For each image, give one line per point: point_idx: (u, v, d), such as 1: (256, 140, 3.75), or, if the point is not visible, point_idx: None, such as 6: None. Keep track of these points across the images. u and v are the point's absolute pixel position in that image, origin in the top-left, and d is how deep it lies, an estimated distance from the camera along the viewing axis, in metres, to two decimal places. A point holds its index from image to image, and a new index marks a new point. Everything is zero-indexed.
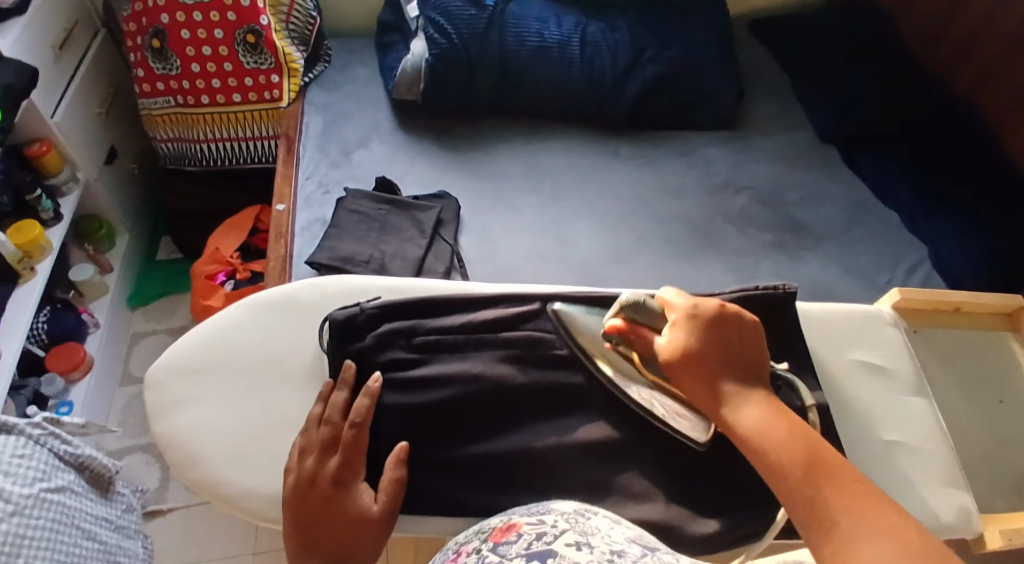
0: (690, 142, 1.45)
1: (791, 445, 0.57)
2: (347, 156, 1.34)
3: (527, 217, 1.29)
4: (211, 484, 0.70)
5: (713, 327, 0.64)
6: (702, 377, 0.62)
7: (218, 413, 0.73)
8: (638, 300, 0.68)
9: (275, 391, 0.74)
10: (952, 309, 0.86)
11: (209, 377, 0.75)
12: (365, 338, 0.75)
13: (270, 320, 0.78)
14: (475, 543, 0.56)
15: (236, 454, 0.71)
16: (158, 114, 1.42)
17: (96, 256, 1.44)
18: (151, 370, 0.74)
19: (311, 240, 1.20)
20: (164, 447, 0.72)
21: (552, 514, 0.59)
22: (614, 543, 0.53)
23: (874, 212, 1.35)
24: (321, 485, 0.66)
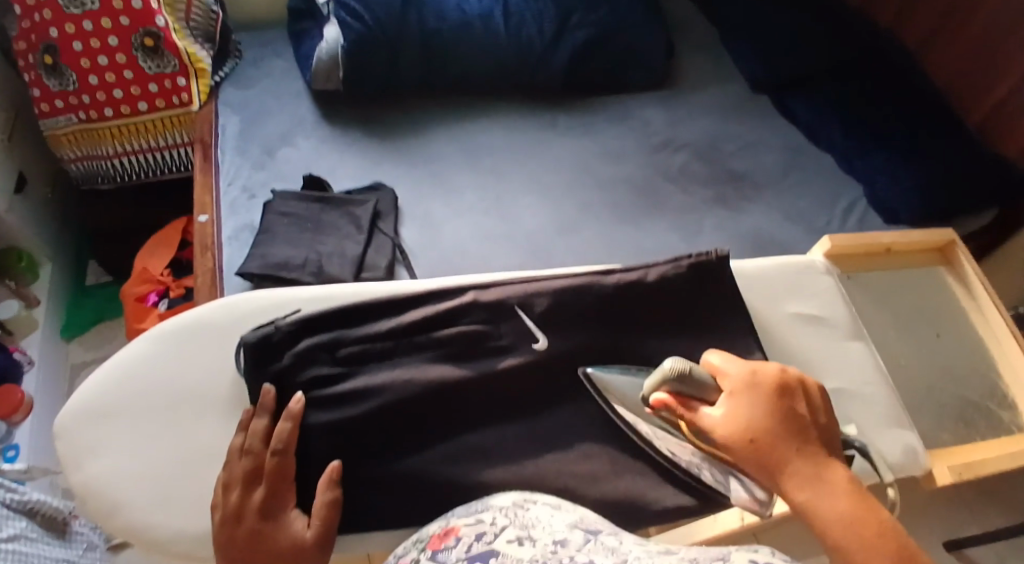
0: (623, 105, 1.43)
1: (864, 528, 0.54)
2: (271, 156, 1.29)
3: (468, 199, 1.26)
4: (136, 530, 0.66)
5: (775, 400, 0.62)
6: (774, 451, 0.60)
7: (134, 454, 0.69)
8: (688, 370, 0.64)
9: (194, 422, 0.70)
10: (883, 249, 0.85)
11: (123, 417, 0.70)
12: (285, 356, 0.70)
13: (183, 348, 0.73)
14: (416, 553, 0.58)
15: (161, 496, 0.67)
16: (63, 134, 1.32)
17: (20, 290, 1.37)
18: (59, 418, 0.69)
19: (241, 249, 1.15)
20: (82, 498, 0.68)
21: (490, 512, 0.60)
22: (557, 532, 0.55)
23: (809, 156, 1.35)
24: (248, 523, 0.62)
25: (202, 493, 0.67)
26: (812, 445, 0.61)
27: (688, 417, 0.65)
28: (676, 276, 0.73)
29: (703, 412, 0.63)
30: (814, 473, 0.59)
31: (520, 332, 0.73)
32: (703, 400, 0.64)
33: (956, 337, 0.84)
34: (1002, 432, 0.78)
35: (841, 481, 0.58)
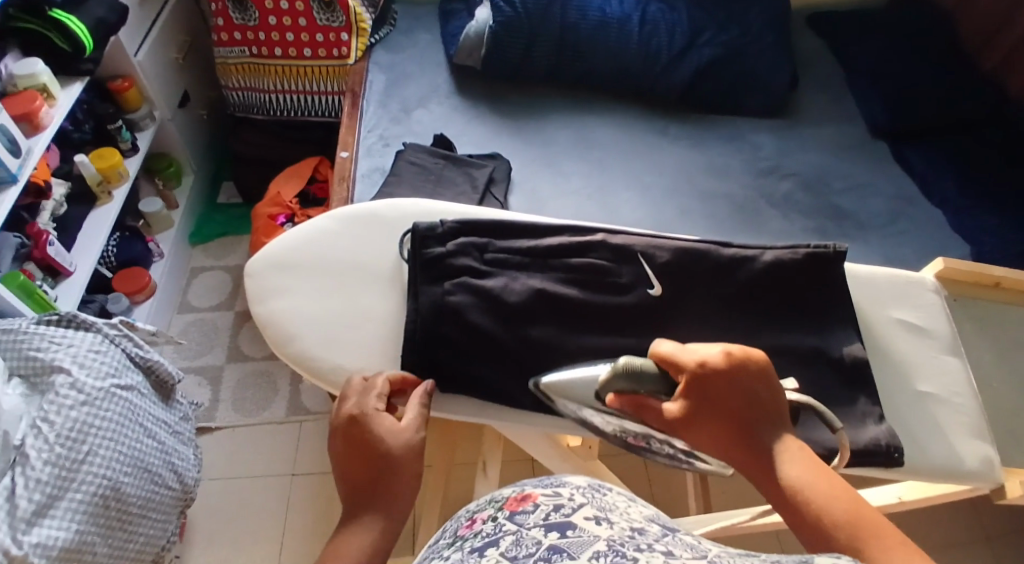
0: (739, 128, 1.48)
1: (834, 496, 0.53)
2: (407, 114, 1.39)
3: (575, 184, 1.33)
4: (304, 361, 0.69)
5: (733, 385, 0.59)
6: (740, 425, 0.59)
7: (311, 300, 0.72)
8: (638, 367, 0.62)
9: (365, 285, 0.73)
10: (992, 283, 0.88)
11: (303, 269, 0.74)
12: (443, 245, 0.74)
13: (363, 222, 0.77)
14: (490, 511, 0.52)
15: (329, 336, 0.70)
16: (233, 64, 1.49)
17: (165, 192, 1.53)
18: (251, 261, 0.74)
19: (371, 187, 1.26)
20: (261, 327, 0.72)
21: (567, 486, 0.54)
22: (633, 520, 0.50)
23: (919, 207, 1.35)
24: (369, 421, 0.60)
25: (363, 343, 0.70)
26: (769, 421, 0.59)
27: (644, 411, 0.61)
28: (791, 260, 0.75)
29: (660, 407, 0.61)
30: (772, 440, 0.58)
31: (642, 277, 0.74)
32: (658, 395, 0.61)
33: None
34: None
35: (796, 445, 0.58)
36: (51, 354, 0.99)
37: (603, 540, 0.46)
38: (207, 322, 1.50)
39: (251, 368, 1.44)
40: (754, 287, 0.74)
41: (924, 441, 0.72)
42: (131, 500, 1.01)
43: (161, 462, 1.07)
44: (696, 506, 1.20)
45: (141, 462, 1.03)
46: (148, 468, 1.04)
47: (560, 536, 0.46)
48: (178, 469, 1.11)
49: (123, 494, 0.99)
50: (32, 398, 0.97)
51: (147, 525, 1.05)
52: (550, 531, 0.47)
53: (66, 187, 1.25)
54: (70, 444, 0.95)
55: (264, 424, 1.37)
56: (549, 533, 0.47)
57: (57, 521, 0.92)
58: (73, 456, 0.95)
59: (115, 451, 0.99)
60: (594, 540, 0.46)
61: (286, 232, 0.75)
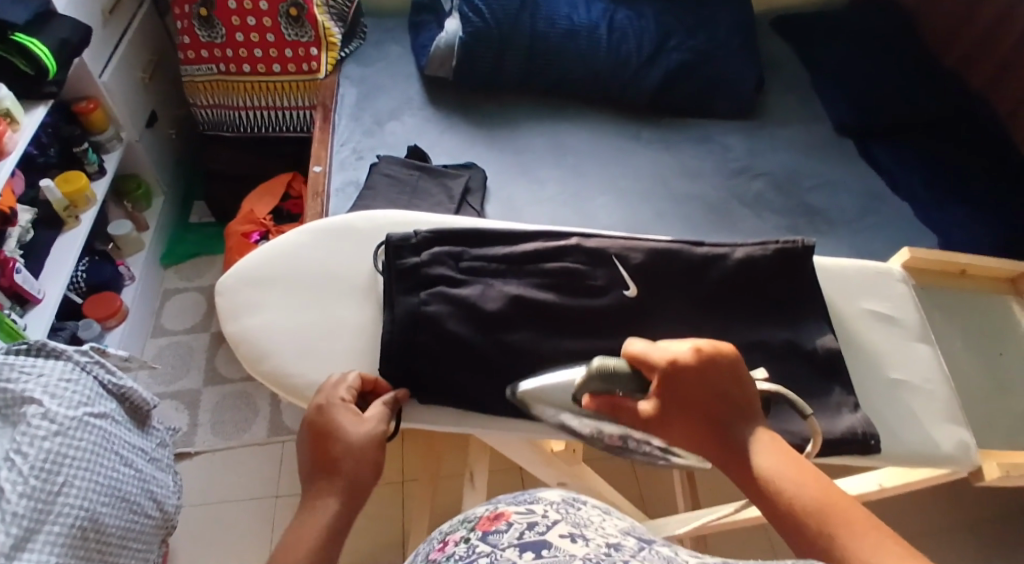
0: (709, 130, 1.49)
1: (805, 486, 0.54)
2: (380, 126, 1.39)
3: (550, 190, 1.34)
4: (281, 377, 0.68)
5: (704, 380, 0.60)
6: (713, 419, 0.59)
7: (285, 315, 0.71)
8: (610, 367, 0.62)
9: (339, 297, 0.72)
10: (958, 271, 0.90)
11: (277, 284, 0.73)
12: (418, 255, 0.73)
13: (336, 234, 0.76)
14: (463, 532, 0.52)
15: (306, 351, 0.69)
16: (200, 81, 1.48)
17: (134, 214, 1.51)
18: (224, 278, 0.73)
19: (346, 201, 1.25)
20: (235, 345, 0.71)
21: (541, 502, 0.54)
22: (609, 535, 0.50)
23: (887, 201, 1.38)
24: (327, 411, 0.61)
25: (340, 356, 0.69)
26: (738, 415, 0.60)
27: (620, 411, 0.62)
28: (763, 256, 0.76)
29: (635, 406, 0.61)
30: (744, 431, 0.59)
31: (619, 279, 0.74)
32: (633, 395, 0.62)
33: (1013, 359, 0.87)
34: None
35: (766, 433, 0.59)
36: (22, 386, 0.97)
37: (579, 560, 0.46)
38: (182, 344, 1.48)
39: (231, 390, 1.42)
40: (731, 285, 0.75)
41: (901, 429, 0.73)
42: (110, 531, 0.99)
43: (140, 490, 1.06)
44: (682, 506, 1.21)
45: (120, 491, 1.01)
46: (126, 497, 1.03)
47: (534, 557, 0.47)
48: (157, 496, 1.09)
49: (101, 525, 0.97)
50: (4, 430, 0.95)
51: (128, 555, 1.03)
52: (524, 551, 0.47)
53: (33, 212, 1.23)
54: (45, 476, 0.93)
55: (245, 445, 1.36)
56: (523, 554, 0.47)
57: (36, 553, 0.89)
58: (48, 488, 0.93)
59: (91, 482, 0.98)
60: (569, 560, 0.46)
61: (257, 248, 0.74)
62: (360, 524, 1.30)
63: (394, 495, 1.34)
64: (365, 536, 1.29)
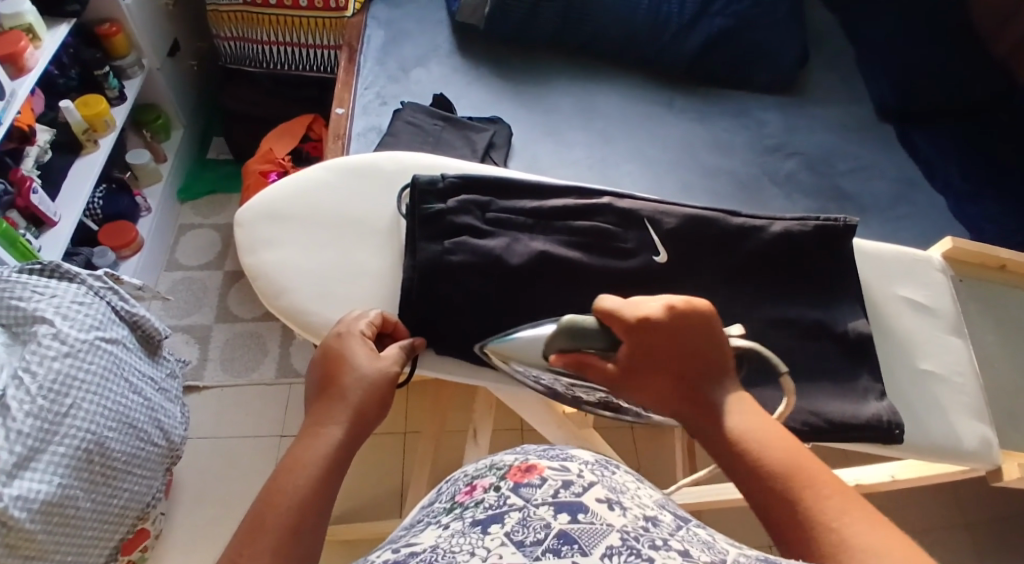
0: (745, 103, 1.45)
1: (775, 452, 0.51)
2: (406, 73, 1.35)
3: (577, 153, 1.31)
4: (296, 315, 0.65)
5: (675, 338, 0.57)
6: (684, 377, 0.57)
7: (304, 252, 0.67)
8: (578, 325, 0.59)
9: (360, 238, 0.68)
10: (998, 265, 0.85)
11: (297, 219, 0.69)
12: (444, 201, 0.69)
13: (360, 172, 0.72)
14: (492, 479, 0.52)
15: (323, 290, 0.66)
16: (224, 12, 1.43)
17: (152, 144, 1.49)
18: (243, 209, 0.69)
19: (367, 146, 1.22)
20: (250, 279, 0.67)
21: (575, 462, 0.53)
22: (646, 507, 0.49)
23: (922, 191, 1.34)
24: (343, 341, 0.57)
25: (358, 300, 0.65)
26: (710, 375, 0.57)
27: (586, 369, 0.59)
28: (801, 232, 0.73)
29: (602, 364, 0.59)
30: (716, 393, 0.56)
31: (648, 244, 0.71)
32: (599, 352, 0.59)
33: None
34: None
35: (738, 398, 0.56)
36: (34, 304, 0.96)
37: (617, 531, 0.44)
38: (194, 280, 1.47)
39: (241, 329, 1.41)
40: (762, 259, 0.72)
41: (925, 422, 0.71)
42: (115, 455, 0.99)
43: (147, 418, 1.05)
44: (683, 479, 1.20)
45: (127, 418, 1.01)
46: (133, 423, 1.02)
47: (571, 521, 0.45)
48: (164, 426, 1.09)
49: (107, 449, 0.97)
50: (14, 348, 0.95)
51: (132, 480, 1.03)
52: (560, 513, 0.45)
53: (52, 132, 1.21)
54: (53, 396, 0.92)
55: (253, 384, 1.35)
56: (559, 515, 0.45)
57: (38, 474, 0.90)
58: (55, 408, 0.92)
59: (99, 405, 0.97)
60: (607, 530, 0.44)
61: (279, 180, 0.70)
62: (362, 472, 1.30)
63: (396, 445, 1.33)
64: (367, 485, 1.29)
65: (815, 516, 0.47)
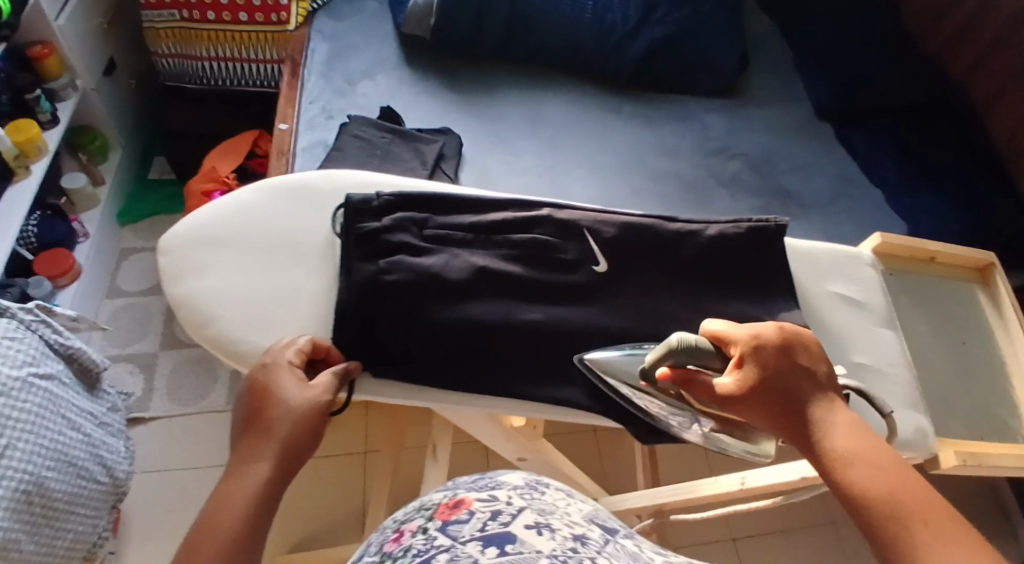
0: (689, 107, 1.47)
1: (879, 475, 0.52)
2: (352, 86, 1.33)
3: (526, 161, 1.31)
4: (227, 343, 0.63)
5: (784, 358, 0.60)
6: (791, 396, 0.58)
7: (236, 277, 0.66)
8: (694, 343, 0.61)
9: (294, 261, 0.67)
10: (927, 258, 0.87)
11: (228, 244, 0.68)
12: (380, 219, 0.69)
13: (294, 193, 0.71)
14: (420, 521, 0.51)
15: (254, 316, 0.64)
16: (162, 28, 1.40)
17: (88, 167, 1.45)
18: (168, 236, 0.68)
19: (312, 162, 1.20)
20: (178, 309, 0.66)
21: (503, 488, 0.53)
22: (575, 524, 0.49)
23: (860, 186, 1.38)
24: (270, 374, 0.56)
25: (291, 328, 0.64)
26: (819, 399, 0.59)
27: (693, 387, 0.60)
28: (734, 233, 0.75)
29: (713, 383, 0.60)
30: (822, 412, 0.58)
31: (588, 255, 0.72)
32: (708, 370, 0.61)
33: (974, 347, 0.83)
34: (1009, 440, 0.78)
35: (842, 419, 0.58)
36: None
37: (546, 556, 0.44)
38: (138, 306, 1.43)
39: (187, 355, 1.38)
40: (702, 264, 0.74)
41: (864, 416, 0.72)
42: (56, 495, 0.96)
43: (88, 455, 1.03)
44: (644, 482, 1.21)
45: (66, 456, 0.98)
46: (72, 461, 0.99)
47: (499, 554, 0.44)
48: (106, 461, 1.06)
49: (47, 489, 0.95)
50: None
51: (74, 521, 1.01)
52: (487, 546, 0.45)
53: None
54: None
55: (203, 412, 1.32)
56: (486, 549, 0.45)
57: None
58: None
59: (36, 445, 0.94)
60: (536, 556, 0.44)
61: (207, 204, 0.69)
62: (321, 495, 1.28)
63: (355, 464, 1.32)
64: (327, 507, 1.27)
65: (918, 539, 0.47)
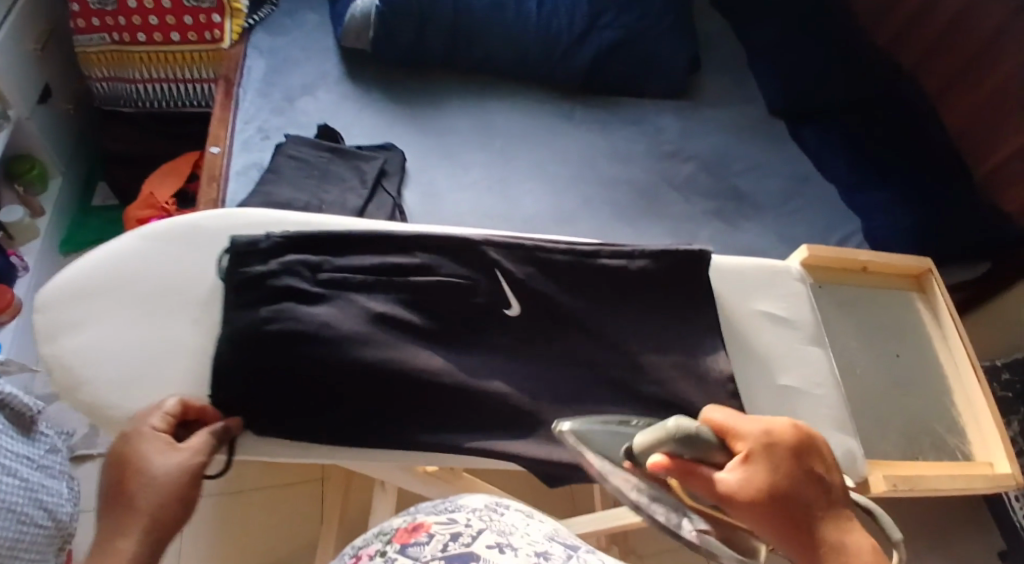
0: (639, 110, 1.45)
1: None
2: (291, 104, 1.28)
3: (474, 175, 1.26)
4: (96, 405, 0.65)
5: (795, 463, 0.57)
6: (800, 512, 0.55)
7: (104, 336, 0.68)
8: (694, 431, 0.55)
9: (168, 318, 0.69)
10: (859, 267, 0.84)
11: (102, 302, 0.69)
12: (265, 264, 0.66)
13: (172, 244, 0.72)
14: (379, 545, 0.53)
15: (126, 377, 0.66)
16: (94, 52, 1.36)
17: (26, 198, 1.42)
18: (41, 294, 0.69)
19: (248, 185, 1.17)
20: (50, 369, 0.67)
21: (463, 511, 0.55)
22: (537, 543, 0.50)
23: (813, 184, 1.37)
24: (134, 442, 0.55)
25: (162, 387, 0.66)
26: (827, 516, 0.56)
27: (693, 480, 0.55)
28: (657, 267, 0.73)
29: (715, 477, 0.56)
30: (834, 536, 0.55)
31: (496, 293, 0.70)
32: (711, 463, 0.57)
33: (907, 360, 0.81)
34: (943, 455, 0.77)
35: (856, 546, 0.55)
36: None
37: None
38: None
39: None
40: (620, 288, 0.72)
41: None
42: None
43: (26, 500, 0.99)
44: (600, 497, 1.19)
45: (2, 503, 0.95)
46: (9, 507, 0.96)
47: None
48: (46, 505, 1.03)
49: None
50: None
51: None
52: None
53: None
54: None
55: None
56: None
57: None
58: None
59: None
60: None
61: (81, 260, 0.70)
62: (275, 524, 1.26)
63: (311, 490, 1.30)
64: (282, 536, 1.25)
65: None
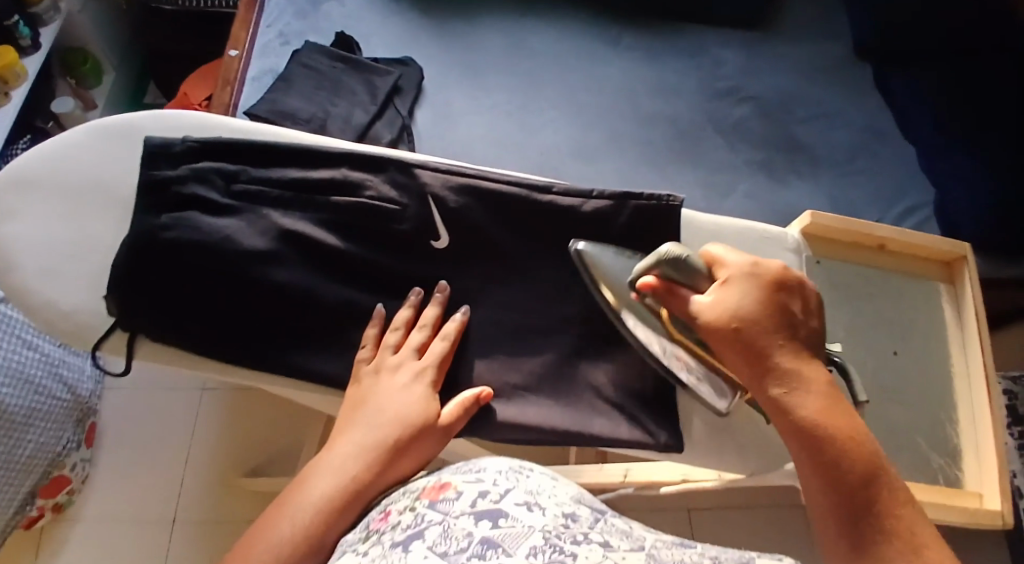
0: (701, 39, 1.26)
1: (852, 459, 0.51)
2: (315, 7, 1.23)
3: (495, 99, 1.17)
4: (16, 292, 0.64)
5: (776, 295, 0.57)
6: (774, 338, 0.55)
7: (37, 227, 0.66)
8: (683, 256, 0.57)
9: (98, 213, 0.66)
10: (876, 244, 0.76)
11: (36, 192, 0.67)
12: (175, 168, 0.65)
13: (112, 137, 0.69)
14: (406, 503, 0.46)
15: (49, 267, 0.65)
16: None
17: (78, 90, 1.44)
18: None
19: (259, 91, 1.12)
20: None
21: (489, 471, 0.47)
22: (565, 503, 0.43)
23: (889, 141, 1.17)
24: (390, 369, 0.60)
25: (87, 280, 0.65)
26: (800, 350, 0.55)
27: (673, 299, 0.58)
28: (614, 211, 0.66)
29: (692, 298, 0.57)
30: (806, 369, 0.55)
31: (424, 225, 0.66)
32: (693, 286, 0.58)
33: (906, 358, 0.74)
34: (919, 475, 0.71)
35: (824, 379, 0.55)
36: None
37: (539, 531, 0.38)
38: None
39: None
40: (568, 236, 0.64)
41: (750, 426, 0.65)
42: (14, 410, 1.02)
43: (46, 374, 1.07)
44: None
45: (22, 373, 1.04)
46: (28, 378, 1.04)
47: (492, 528, 0.39)
48: (67, 381, 1.10)
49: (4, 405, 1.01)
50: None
51: (37, 433, 1.04)
52: (479, 520, 0.40)
53: None
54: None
55: None
56: (479, 522, 0.39)
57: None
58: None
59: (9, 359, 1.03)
60: (529, 531, 0.38)
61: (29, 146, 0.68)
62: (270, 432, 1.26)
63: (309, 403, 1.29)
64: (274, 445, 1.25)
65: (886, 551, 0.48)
